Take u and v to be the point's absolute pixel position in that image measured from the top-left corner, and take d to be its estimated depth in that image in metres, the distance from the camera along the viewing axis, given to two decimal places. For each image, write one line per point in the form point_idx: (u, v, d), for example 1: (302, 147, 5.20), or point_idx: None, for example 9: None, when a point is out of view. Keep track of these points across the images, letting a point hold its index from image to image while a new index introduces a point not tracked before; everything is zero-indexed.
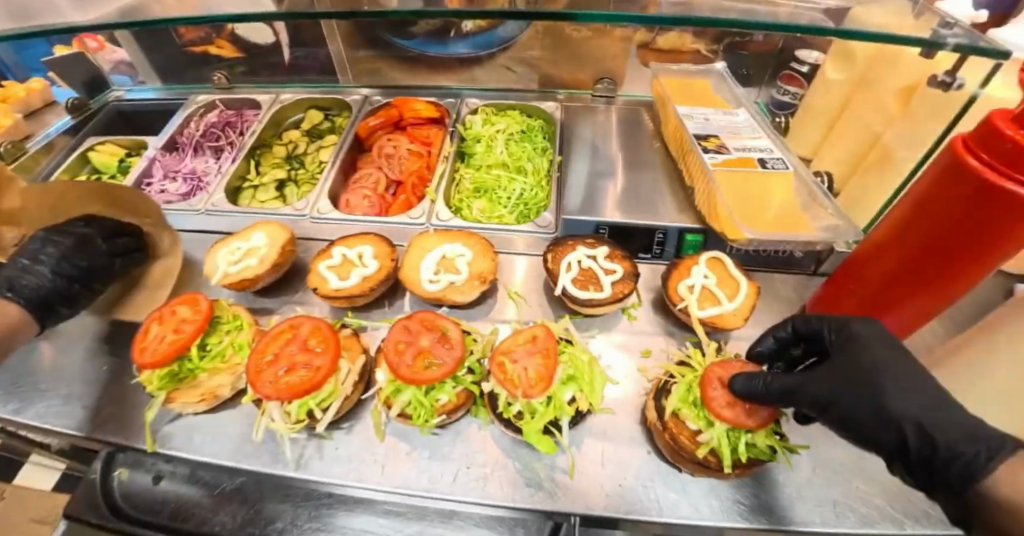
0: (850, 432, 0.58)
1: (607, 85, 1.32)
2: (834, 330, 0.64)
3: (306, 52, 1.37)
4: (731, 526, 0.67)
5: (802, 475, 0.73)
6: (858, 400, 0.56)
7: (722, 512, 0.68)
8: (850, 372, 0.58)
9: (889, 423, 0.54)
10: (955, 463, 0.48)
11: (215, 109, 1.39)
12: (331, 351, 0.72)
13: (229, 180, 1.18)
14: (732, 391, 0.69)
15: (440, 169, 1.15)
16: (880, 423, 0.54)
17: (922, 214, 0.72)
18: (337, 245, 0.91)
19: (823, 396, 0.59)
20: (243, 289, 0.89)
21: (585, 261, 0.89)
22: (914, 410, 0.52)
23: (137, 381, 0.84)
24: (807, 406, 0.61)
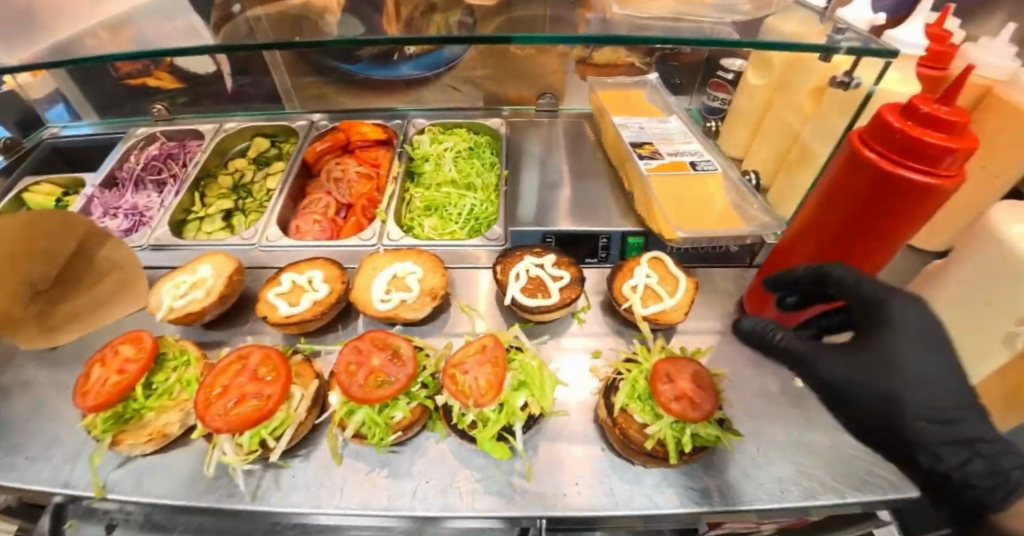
0: (853, 417, 0.56)
1: (549, 101, 1.36)
2: (864, 297, 0.58)
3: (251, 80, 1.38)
4: (686, 513, 0.70)
5: (748, 456, 0.78)
6: (879, 394, 0.53)
7: (675, 500, 0.71)
8: (879, 365, 0.53)
9: (903, 428, 0.51)
10: (969, 493, 0.49)
11: (155, 141, 1.35)
12: (280, 379, 0.72)
13: (173, 213, 1.16)
14: (735, 324, 0.68)
15: (389, 190, 1.17)
16: (893, 425, 0.52)
17: (834, 204, 0.79)
18: (286, 272, 0.91)
19: (839, 381, 0.56)
20: (190, 323, 0.88)
21: (533, 269, 0.92)
22: (939, 425, 0.50)
23: (79, 428, 0.81)
24: (817, 385, 0.58)
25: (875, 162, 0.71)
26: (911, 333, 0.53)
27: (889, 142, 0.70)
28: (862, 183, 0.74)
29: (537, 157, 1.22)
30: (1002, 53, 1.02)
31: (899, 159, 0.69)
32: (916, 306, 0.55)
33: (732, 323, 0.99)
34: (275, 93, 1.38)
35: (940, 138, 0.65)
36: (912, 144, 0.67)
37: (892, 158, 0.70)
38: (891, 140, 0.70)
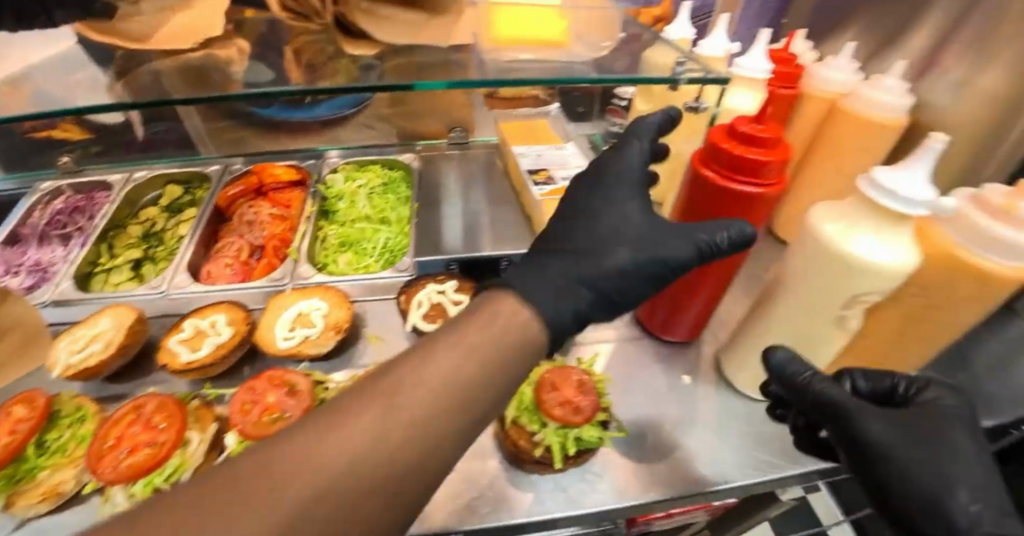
0: (891, 485, 0.63)
1: (459, 134, 1.43)
2: (911, 388, 0.72)
3: (164, 126, 1.37)
4: (574, 514, 0.78)
5: (635, 454, 0.87)
6: (922, 462, 0.63)
7: (566, 503, 0.79)
8: (922, 437, 0.65)
9: (945, 496, 0.60)
10: None
11: (60, 195, 1.33)
12: (175, 425, 0.74)
13: (78, 267, 1.15)
14: (768, 355, 0.74)
15: (302, 229, 1.21)
16: (936, 493, 0.61)
17: (691, 219, 0.87)
18: (189, 318, 0.93)
19: (884, 443, 0.65)
20: (88, 379, 0.87)
21: (434, 296, 0.98)
22: (974, 497, 0.59)
23: None
24: (864, 445, 0.66)
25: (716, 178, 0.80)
26: (960, 421, 0.67)
27: (723, 160, 0.79)
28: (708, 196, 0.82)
29: (446, 189, 1.29)
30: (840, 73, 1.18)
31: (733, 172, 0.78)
32: (951, 398, 0.70)
33: (626, 332, 1.08)
34: (189, 139, 1.38)
35: (758, 153, 0.76)
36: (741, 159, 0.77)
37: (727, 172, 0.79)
38: (722, 158, 0.79)
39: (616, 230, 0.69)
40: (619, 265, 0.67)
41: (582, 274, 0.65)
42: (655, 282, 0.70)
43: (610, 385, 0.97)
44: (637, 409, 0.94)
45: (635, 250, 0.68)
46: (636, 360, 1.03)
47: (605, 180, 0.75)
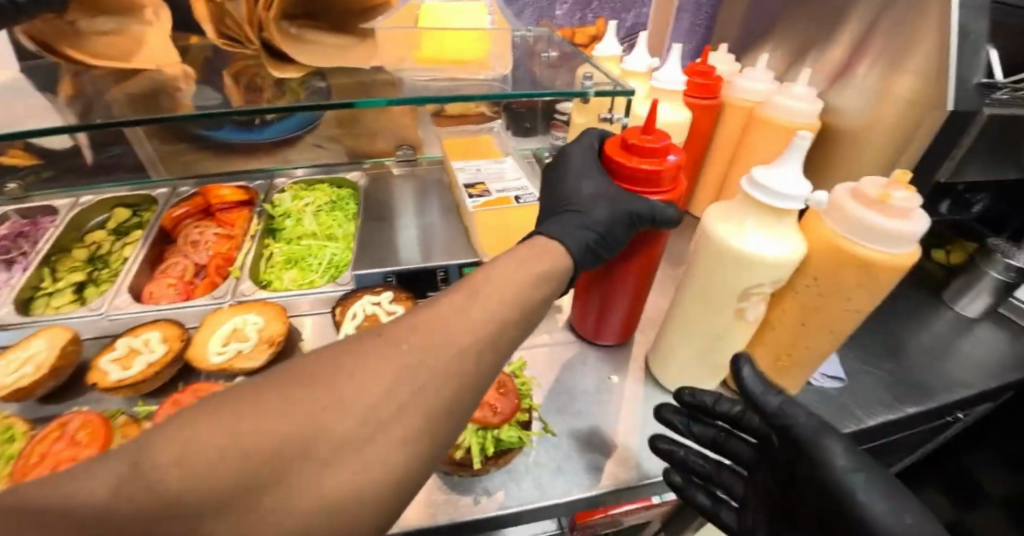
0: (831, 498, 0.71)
1: (407, 152, 1.50)
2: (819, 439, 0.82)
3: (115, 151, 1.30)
4: (500, 513, 0.81)
5: (559, 453, 0.90)
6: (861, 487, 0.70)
7: (491, 504, 0.82)
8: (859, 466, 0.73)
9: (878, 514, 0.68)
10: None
11: (5, 221, 1.35)
12: (99, 440, 0.77)
13: (19, 291, 1.16)
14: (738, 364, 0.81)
15: (246, 247, 1.24)
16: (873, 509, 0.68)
17: None
18: (122, 338, 0.95)
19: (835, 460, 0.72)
20: (19, 400, 0.88)
21: (370, 307, 1.01)
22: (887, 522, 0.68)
23: None
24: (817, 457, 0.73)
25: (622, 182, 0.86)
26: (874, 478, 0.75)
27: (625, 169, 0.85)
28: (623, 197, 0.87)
29: (390, 205, 1.33)
30: (756, 83, 1.27)
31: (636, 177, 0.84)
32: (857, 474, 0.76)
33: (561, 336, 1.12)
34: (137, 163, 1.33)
35: (652, 160, 0.82)
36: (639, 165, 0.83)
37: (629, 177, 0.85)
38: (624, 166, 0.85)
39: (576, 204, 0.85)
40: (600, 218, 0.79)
41: (586, 226, 0.80)
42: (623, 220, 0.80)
43: (537, 387, 1.01)
44: (566, 408, 0.97)
45: (600, 202, 0.82)
46: (568, 363, 1.06)
47: (563, 182, 0.90)
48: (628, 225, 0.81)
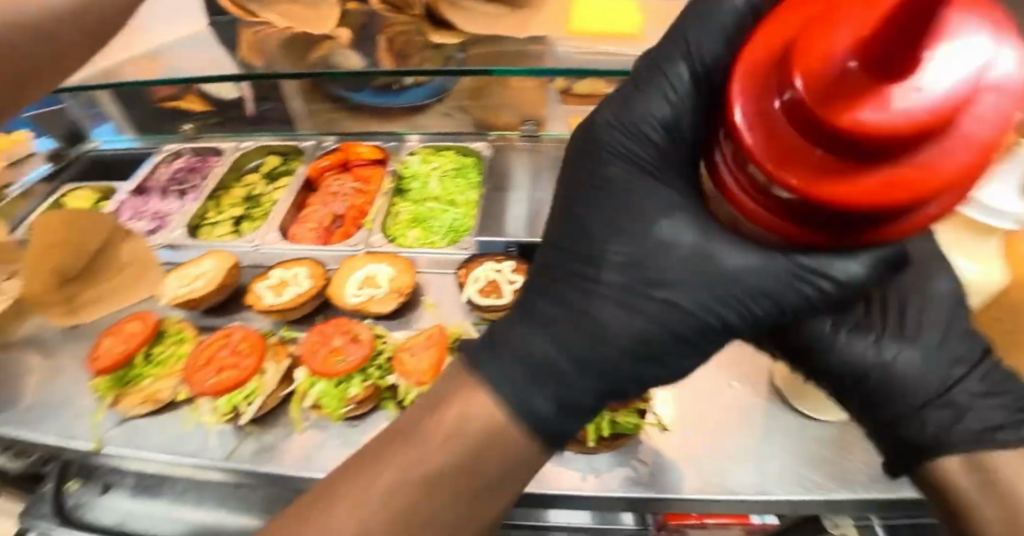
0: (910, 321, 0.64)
1: (531, 127, 1.41)
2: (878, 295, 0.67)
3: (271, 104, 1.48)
4: (604, 496, 0.81)
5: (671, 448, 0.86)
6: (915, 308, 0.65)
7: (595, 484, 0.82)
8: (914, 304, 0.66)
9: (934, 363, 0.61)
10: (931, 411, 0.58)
11: (183, 157, 1.56)
12: (256, 353, 0.85)
13: (190, 218, 1.34)
14: None
15: (378, 204, 1.32)
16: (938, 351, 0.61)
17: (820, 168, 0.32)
18: (275, 269, 1.04)
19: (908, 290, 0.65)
20: (190, 309, 1.01)
21: (491, 274, 1.02)
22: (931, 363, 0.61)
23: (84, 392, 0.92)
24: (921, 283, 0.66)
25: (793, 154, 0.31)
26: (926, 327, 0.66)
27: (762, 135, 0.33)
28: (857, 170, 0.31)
29: (512, 181, 1.33)
30: None
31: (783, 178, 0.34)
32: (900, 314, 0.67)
33: None
34: (289, 117, 1.51)
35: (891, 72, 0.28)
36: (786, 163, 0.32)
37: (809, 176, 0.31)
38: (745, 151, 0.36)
39: (644, 266, 0.57)
40: (630, 326, 0.56)
41: (579, 355, 0.55)
42: (697, 333, 0.57)
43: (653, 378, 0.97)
44: (680, 404, 0.93)
45: (692, 270, 0.56)
46: None
47: (603, 195, 0.61)
48: (696, 319, 0.56)
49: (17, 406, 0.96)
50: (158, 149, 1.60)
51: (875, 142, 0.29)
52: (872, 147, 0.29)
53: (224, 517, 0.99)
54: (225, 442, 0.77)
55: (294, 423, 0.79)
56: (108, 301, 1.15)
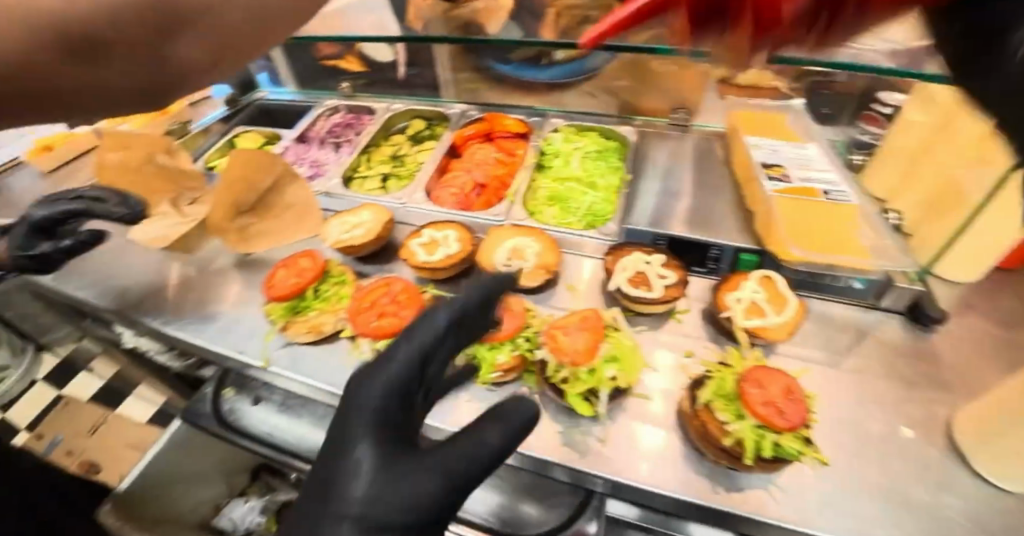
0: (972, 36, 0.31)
1: (682, 115, 1.34)
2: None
3: (418, 70, 1.57)
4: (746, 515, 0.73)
5: (829, 484, 0.76)
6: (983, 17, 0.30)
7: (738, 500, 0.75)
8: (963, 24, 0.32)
9: None
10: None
11: (339, 112, 1.67)
12: (413, 306, 0.87)
13: (344, 170, 1.43)
14: None
15: (520, 177, 1.31)
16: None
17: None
18: (427, 227, 1.07)
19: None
20: (347, 254, 1.08)
21: (641, 264, 0.98)
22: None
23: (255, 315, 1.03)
24: None
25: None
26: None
27: (687, 26, 0.36)
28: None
29: (661, 171, 1.24)
30: None
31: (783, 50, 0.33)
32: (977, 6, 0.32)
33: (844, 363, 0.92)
34: (434, 83, 1.56)
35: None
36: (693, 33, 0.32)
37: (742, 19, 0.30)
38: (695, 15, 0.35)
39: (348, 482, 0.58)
40: (370, 400, 0.61)
41: (455, 473, 0.59)
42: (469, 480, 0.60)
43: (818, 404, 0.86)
44: (845, 438, 0.82)
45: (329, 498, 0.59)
46: (852, 389, 0.88)
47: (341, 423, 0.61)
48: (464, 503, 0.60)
49: (198, 314, 1.10)
50: (318, 103, 1.73)
51: None
52: None
53: None
54: None
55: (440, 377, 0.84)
56: (272, 237, 1.25)
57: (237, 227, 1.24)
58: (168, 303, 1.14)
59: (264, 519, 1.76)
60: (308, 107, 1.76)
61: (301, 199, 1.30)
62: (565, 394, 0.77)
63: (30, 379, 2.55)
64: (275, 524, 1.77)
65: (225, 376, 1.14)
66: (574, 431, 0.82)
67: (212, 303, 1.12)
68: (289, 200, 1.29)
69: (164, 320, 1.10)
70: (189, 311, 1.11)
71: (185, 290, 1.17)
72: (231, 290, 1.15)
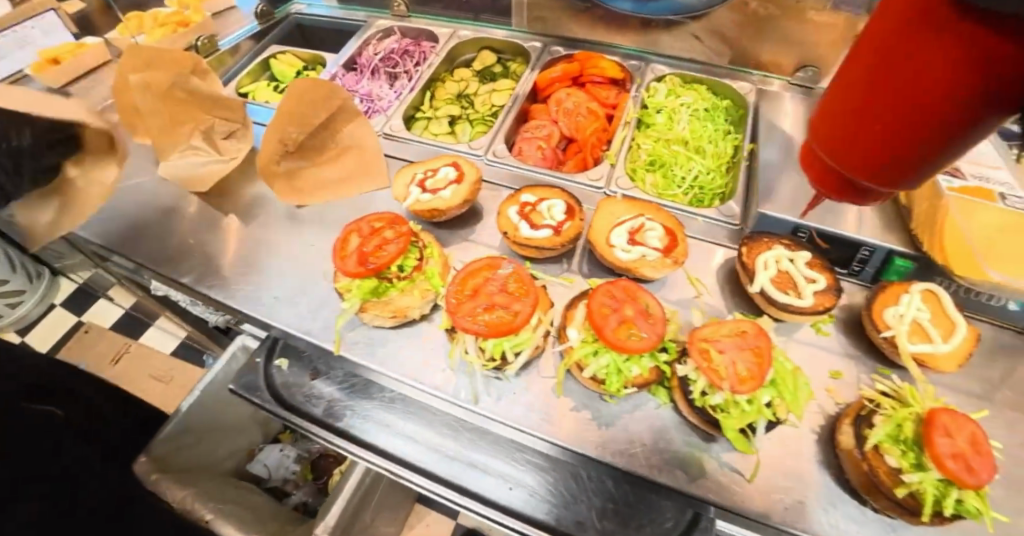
0: None
1: (809, 75, 1.12)
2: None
3: None
4: None
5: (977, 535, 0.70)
6: None
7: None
8: None
9: None
10: None
11: (392, 35, 1.42)
12: (529, 298, 0.71)
13: (406, 108, 1.22)
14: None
15: (620, 133, 1.12)
16: None
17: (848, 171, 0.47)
18: (526, 192, 0.89)
19: None
20: (428, 219, 0.90)
21: (784, 262, 0.84)
22: None
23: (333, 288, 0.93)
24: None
25: (860, 140, 0.43)
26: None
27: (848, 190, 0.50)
28: (918, 59, 0.36)
29: (769, 141, 1.01)
30: None
31: (861, 162, 0.45)
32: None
33: (984, 403, 0.84)
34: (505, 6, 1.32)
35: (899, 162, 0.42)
36: (885, 164, 0.43)
37: (923, 135, 0.39)
38: (825, 178, 0.51)
39: None
40: None
41: None
42: None
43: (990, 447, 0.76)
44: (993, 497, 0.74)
45: None
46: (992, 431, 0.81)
47: None
48: None
49: (252, 276, 0.97)
50: (367, 22, 1.47)
51: (897, 98, 0.39)
52: (890, 102, 0.40)
53: (430, 445, 0.91)
54: (484, 387, 0.72)
55: (553, 385, 0.72)
56: (327, 185, 1.08)
57: (285, 172, 1.07)
58: (214, 259, 1.00)
59: (298, 469, 1.72)
60: (354, 27, 1.50)
61: (360, 141, 1.11)
62: (717, 422, 0.65)
63: (47, 304, 2.49)
64: (309, 473, 1.75)
65: (274, 345, 1.02)
66: (698, 452, 0.70)
67: (266, 265, 0.98)
68: (350, 144, 1.11)
69: (210, 281, 0.97)
70: (242, 272, 0.98)
71: (230, 245, 1.02)
72: (285, 247, 1.00)
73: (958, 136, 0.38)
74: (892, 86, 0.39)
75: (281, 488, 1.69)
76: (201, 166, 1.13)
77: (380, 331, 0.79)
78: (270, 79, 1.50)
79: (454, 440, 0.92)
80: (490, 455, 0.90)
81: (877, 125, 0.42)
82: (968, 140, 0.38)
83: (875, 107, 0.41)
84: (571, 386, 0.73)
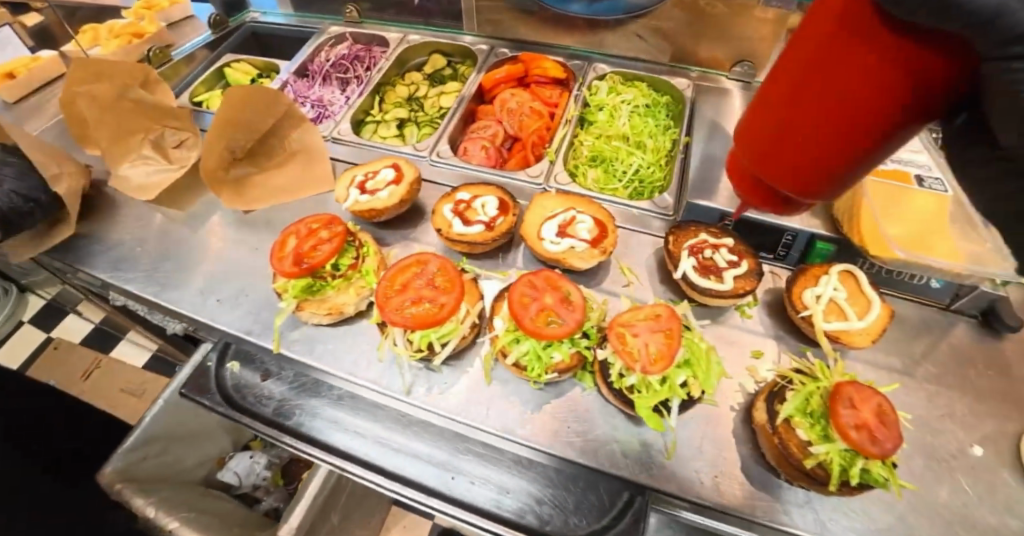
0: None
1: (746, 69, 1.16)
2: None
3: None
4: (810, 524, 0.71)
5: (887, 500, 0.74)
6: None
7: (800, 506, 0.72)
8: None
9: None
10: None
11: (344, 41, 1.44)
12: (455, 291, 0.74)
13: (355, 113, 1.24)
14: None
15: (561, 132, 1.15)
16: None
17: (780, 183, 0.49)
18: (461, 190, 0.92)
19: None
20: (368, 219, 0.92)
21: (707, 249, 0.88)
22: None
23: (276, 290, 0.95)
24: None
25: (786, 152, 0.46)
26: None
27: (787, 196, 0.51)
28: (825, 85, 0.39)
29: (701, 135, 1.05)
30: None
31: (793, 174, 0.47)
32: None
33: (904, 377, 0.88)
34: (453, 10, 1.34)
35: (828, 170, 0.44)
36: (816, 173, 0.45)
37: (843, 145, 0.41)
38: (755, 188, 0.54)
39: None
40: None
41: None
42: None
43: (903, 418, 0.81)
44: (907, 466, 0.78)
45: None
46: (910, 404, 0.85)
47: None
48: None
49: (198, 282, 0.98)
50: (321, 29, 1.49)
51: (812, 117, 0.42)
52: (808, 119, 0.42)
53: (377, 440, 0.94)
54: (416, 378, 0.75)
55: (482, 374, 0.75)
56: (275, 190, 1.09)
57: (231, 179, 1.08)
58: (161, 266, 1.02)
59: (270, 474, 1.73)
60: (308, 35, 1.52)
61: (307, 146, 1.13)
62: (632, 402, 0.68)
63: (15, 321, 2.46)
64: (280, 478, 1.76)
65: (225, 349, 1.03)
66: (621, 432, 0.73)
67: (212, 271, 1.00)
68: (298, 149, 1.13)
69: (157, 288, 0.98)
70: (189, 278, 0.99)
71: (177, 252, 1.04)
72: (232, 252, 1.02)
73: (871, 152, 0.41)
74: (807, 107, 0.42)
75: (251, 494, 1.70)
76: (150, 175, 1.14)
77: (317, 328, 0.81)
78: (225, 87, 1.51)
79: (401, 433, 0.94)
80: (435, 447, 0.92)
81: (798, 140, 0.44)
82: (881, 152, 0.41)
83: (797, 123, 0.43)
84: (500, 374, 0.76)
